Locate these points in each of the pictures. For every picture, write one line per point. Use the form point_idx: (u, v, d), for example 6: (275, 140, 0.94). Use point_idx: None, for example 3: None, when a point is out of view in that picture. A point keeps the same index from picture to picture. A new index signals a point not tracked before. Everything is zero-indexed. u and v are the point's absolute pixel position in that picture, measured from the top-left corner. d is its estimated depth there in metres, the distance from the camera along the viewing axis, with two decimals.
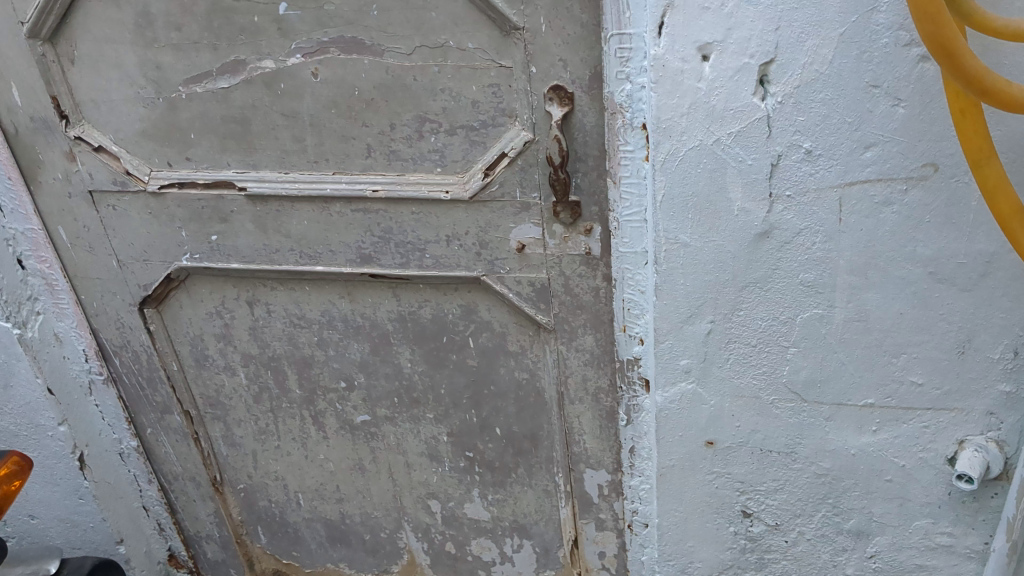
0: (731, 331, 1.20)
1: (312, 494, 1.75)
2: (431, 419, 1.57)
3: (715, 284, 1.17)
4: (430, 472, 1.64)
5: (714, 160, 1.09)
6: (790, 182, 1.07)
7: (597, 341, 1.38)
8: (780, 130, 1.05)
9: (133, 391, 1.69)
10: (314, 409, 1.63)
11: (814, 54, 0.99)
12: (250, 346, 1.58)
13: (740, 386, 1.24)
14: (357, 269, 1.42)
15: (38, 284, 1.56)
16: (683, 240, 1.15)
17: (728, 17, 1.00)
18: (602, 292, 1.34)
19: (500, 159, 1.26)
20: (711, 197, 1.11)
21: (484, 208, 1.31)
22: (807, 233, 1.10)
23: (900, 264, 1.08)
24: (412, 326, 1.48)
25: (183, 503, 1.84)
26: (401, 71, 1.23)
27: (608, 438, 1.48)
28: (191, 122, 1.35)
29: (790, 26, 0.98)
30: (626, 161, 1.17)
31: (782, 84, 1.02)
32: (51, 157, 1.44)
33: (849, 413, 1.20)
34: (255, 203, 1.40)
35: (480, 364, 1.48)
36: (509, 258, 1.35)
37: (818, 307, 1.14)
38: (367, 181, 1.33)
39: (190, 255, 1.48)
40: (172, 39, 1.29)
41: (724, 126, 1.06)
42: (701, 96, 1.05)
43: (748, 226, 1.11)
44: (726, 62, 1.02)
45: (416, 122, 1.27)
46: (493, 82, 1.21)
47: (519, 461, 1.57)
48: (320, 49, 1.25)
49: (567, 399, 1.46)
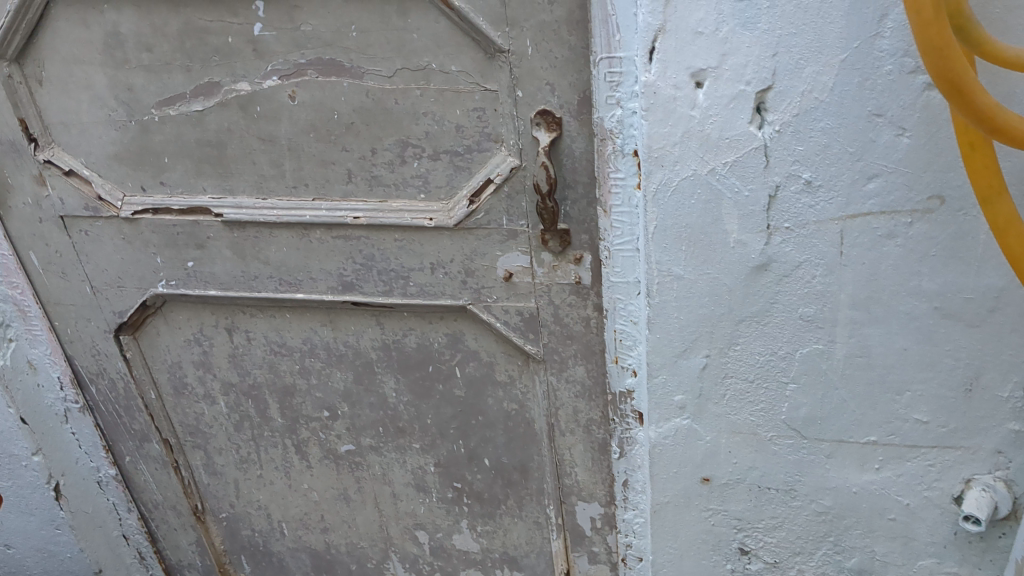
0: (727, 366, 1.14)
1: (296, 523, 1.69)
2: (417, 449, 1.52)
3: (710, 318, 1.11)
4: (417, 503, 1.59)
5: (708, 191, 1.03)
6: (789, 214, 1.02)
7: (588, 372, 1.33)
8: (779, 159, 0.99)
9: (111, 419, 1.64)
10: (297, 439, 1.58)
11: (813, 81, 0.94)
12: (230, 374, 1.53)
13: (737, 422, 1.18)
14: (338, 297, 1.36)
15: (10, 310, 1.51)
16: (676, 272, 1.10)
17: (722, 42, 0.95)
18: (593, 322, 1.28)
19: (486, 185, 1.20)
20: (706, 228, 1.06)
21: (470, 236, 1.25)
22: (806, 266, 1.04)
23: (904, 298, 1.03)
24: (397, 355, 1.42)
25: (164, 532, 1.78)
26: (381, 95, 1.18)
27: (600, 471, 1.42)
28: (165, 145, 1.29)
29: (789, 51, 0.93)
30: (617, 188, 1.12)
31: (780, 111, 0.97)
32: (20, 181, 1.39)
33: (850, 450, 1.15)
34: (232, 229, 1.34)
35: (467, 395, 1.43)
36: (496, 287, 1.29)
37: (819, 342, 1.09)
38: (348, 207, 1.27)
39: (166, 282, 1.42)
40: (143, 60, 1.24)
41: (718, 156, 1.01)
42: (695, 124, 1.00)
43: (745, 259, 1.06)
44: (721, 89, 0.97)
45: (398, 146, 1.21)
46: (478, 106, 1.15)
47: (509, 492, 1.51)
48: (297, 71, 1.19)
49: (558, 430, 1.41)
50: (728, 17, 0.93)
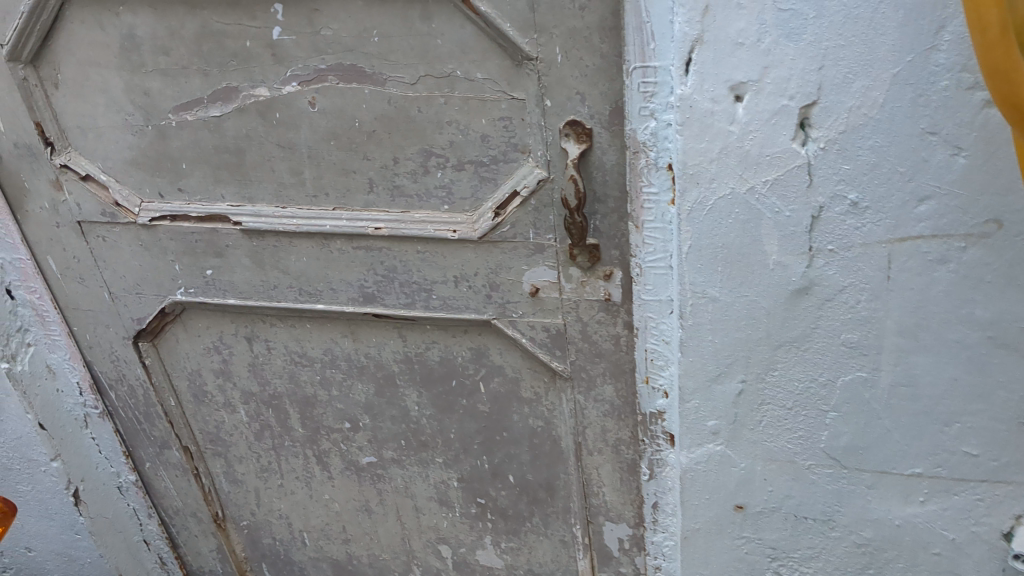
0: (764, 392, 1.08)
1: (318, 534, 1.66)
2: (440, 463, 1.47)
3: (748, 342, 1.05)
4: (439, 517, 1.54)
5: (747, 210, 0.97)
6: (833, 236, 0.95)
7: (618, 391, 1.27)
8: (823, 178, 0.93)
9: (131, 425, 1.61)
10: (318, 449, 1.54)
11: (862, 97, 0.87)
12: (250, 383, 1.49)
13: (773, 450, 1.12)
14: (359, 308, 1.32)
15: (28, 314, 1.48)
16: (711, 294, 1.04)
17: (764, 53, 0.89)
18: (623, 340, 1.22)
19: (513, 197, 1.15)
20: (744, 249, 0.99)
21: (496, 249, 1.20)
22: (850, 291, 0.98)
23: (954, 325, 0.96)
24: (419, 369, 1.38)
25: (185, 538, 1.75)
26: (404, 102, 1.13)
27: (629, 492, 1.37)
28: (182, 151, 1.25)
29: (836, 65, 0.87)
30: (650, 204, 1.06)
31: (825, 128, 0.90)
32: (37, 186, 1.35)
33: (893, 480, 1.08)
34: (251, 237, 1.30)
35: (492, 410, 1.38)
36: (522, 302, 1.23)
37: (862, 369, 1.02)
38: (369, 218, 1.23)
39: (184, 289, 1.39)
40: (159, 64, 1.19)
41: (758, 173, 0.94)
42: (734, 140, 0.93)
43: (785, 282, 0.99)
44: (762, 103, 0.91)
45: (421, 155, 1.16)
46: (505, 115, 1.10)
47: (534, 509, 1.46)
48: (318, 76, 1.15)
49: (585, 449, 1.35)
50: (771, 27, 0.87)
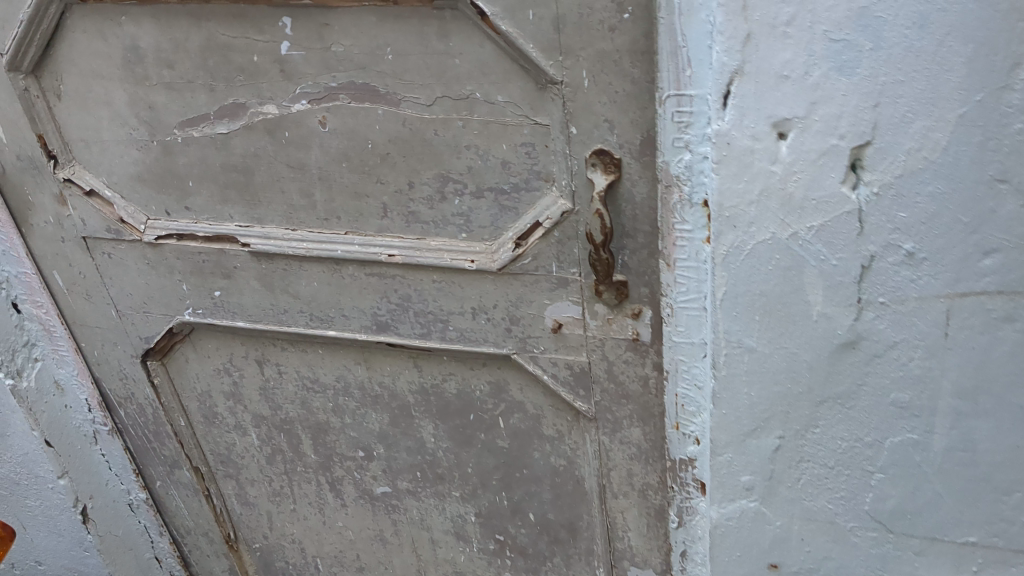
0: (805, 449, 0.97)
1: (331, 560, 1.59)
2: (457, 497, 1.39)
3: (787, 397, 0.95)
4: (456, 551, 1.46)
5: (789, 257, 0.87)
6: (884, 288, 0.85)
7: (646, 435, 1.18)
8: (875, 227, 0.82)
9: (141, 443, 1.55)
10: (332, 476, 1.47)
11: (922, 138, 0.78)
12: (262, 407, 1.43)
13: (812, 509, 1.01)
14: (372, 336, 1.24)
15: (35, 329, 1.43)
16: (747, 344, 0.95)
17: (812, 88, 0.79)
18: (652, 382, 1.13)
19: (535, 228, 1.06)
20: (785, 298, 0.90)
21: (516, 282, 1.12)
22: (903, 347, 0.87)
23: (1019, 390, 0.86)
24: (436, 401, 1.30)
25: (197, 557, 1.68)
26: (420, 124, 1.05)
27: (656, 538, 1.28)
28: (189, 168, 1.19)
29: (894, 102, 0.77)
30: (683, 242, 0.97)
31: (879, 171, 0.80)
32: (42, 200, 1.30)
33: (944, 548, 0.97)
34: (260, 260, 1.23)
35: (512, 446, 1.30)
36: (544, 337, 1.15)
37: (912, 432, 0.91)
38: (382, 244, 1.15)
39: (192, 309, 1.32)
40: (164, 77, 1.13)
41: (802, 218, 0.85)
42: (776, 181, 0.84)
43: (829, 334, 0.89)
44: (808, 142, 0.81)
45: (438, 180, 1.08)
46: (527, 140, 1.01)
47: (555, 549, 1.37)
48: (328, 95, 1.07)
49: (610, 492, 1.27)
50: (821, 59, 0.77)
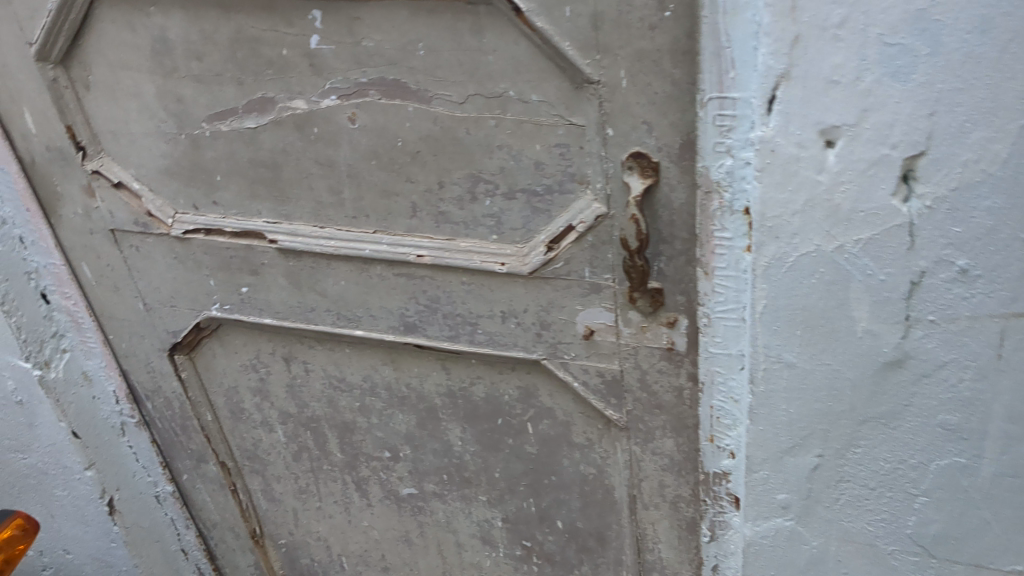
0: (845, 469, 0.93)
1: (356, 559, 1.57)
2: (484, 502, 1.36)
3: (829, 416, 0.91)
4: (482, 555, 1.44)
5: (834, 270, 0.83)
6: (934, 306, 0.81)
7: (679, 446, 1.14)
8: (927, 242, 0.78)
9: (168, 436, 1.54)
10: (357, 475, 1.45)
11: (980, 150, 0.73)
12: (288, 404, 1.41)
13: (851, 530, 0.97)
14: (400, 337, 1.22)
15: (64, 320, 1.42)
16: (787, 359, 0.90)
17: (864, 94, 0.74)
18: (686, 393, 1.09)
19: (568, 232, 1.03)
20: (829, 313, 0.85)
21: (548, 286, 1.08)
22: (952, 367, 0.83)
23: None
24: (463, 404, 1.27)
25: (223, 551, 1.67)
26: (451, 122, 1.01)
27: (687, 551, 1.24)
28: (217, 162, 1.17)
29: (951, 111, 0.72)
30: (722, 250, 0.93)
31: (933, 184, 0.76)
32: (70, 191, 1.29)
33: None
34: (288, 257, 1.21)
35: (540, 452, 1.26)
36: (575, 343, 1.11)
37: (960, 456, 0.87)
38: (411, 244, 1.12)
39: (220, 305, 1.31)
40: (193, 69, 1.10)
41: (850, 231, 0.80)
42: (822, 192, 0.80)
43: (875, 352, 0.85)
44: (857, 151, 0.77)
45: (469, 180, 1.05)
46: (561, 141, 0.98)
47: (583, 557, 1.34)
48: (358, 91, 1.04)
49: (640, 503, 1.23)
50: (874, 64, 0.73)
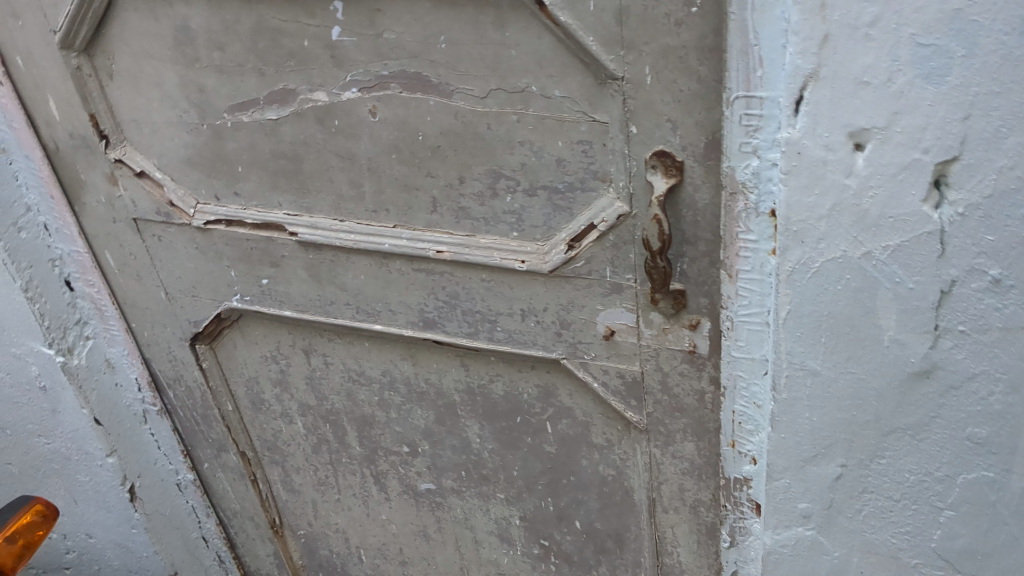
0: (868, 480, 0.90)
1: (374, 552, 1.56)
2: (502, 499, 1.35)
3: (852, 426, 0.88)
4: (500, 553, 1.42)
5: (861, 277, 0.80)
6: (964, 316, 0.78)
7: (699, 450, 1.12)
8: (959, 250, 0.75)
9: (189, 425, 1.54)
10: (376, 469, 1.44)
11: (1016, 155, 0.70)
12: (308, 397, 1.40)
13: (873, 542, 0.94)
14: (419, 333, 1.21)
15: (87, 308, 1.43)
16: (811, 367, 0.88)
17: (895, 96, 0.72)
18: (708, 396, 1.07)
19: (589, 230, 1.01)
20: (855, 320, 0.83)
21: (569, 285, 1.06)
22: (982, 379, 0.80)
23: None
24: (482, 401, 1.26)
25: (243, 539, 1.67)
26: (472, 117, 1.00)
27: (707, 556, 1.22)
28: (238, 153, 1.16)
29: (987, 114, 0.69)
30: (747, 253, 0.91)
31: (965, 190, 0.73)
32: (93, 179, 1.29)
33: None
34: (308, 250, 1.20)
35: (559, 452, 1.25)
36: (595, 343, 1.10)
37: (988, 470, 0.83)
38: (431, 240, 1.11)
39: (241, 296, 1.30)
40: (215, 59, 1.10)
41: (878, 238, 0.78)
42: (850, 196, 0.77)
43: (902, 362, 0.82)
44: (887, 155, 0.74)
45: (489, 176, 1.03)
46: (584, 138, 0.96)
47: (601, 558, 1.32)
48: (379, 84, 1.03)
49: (659, 507, 1.21)
50: (907, 65, 0.70)
